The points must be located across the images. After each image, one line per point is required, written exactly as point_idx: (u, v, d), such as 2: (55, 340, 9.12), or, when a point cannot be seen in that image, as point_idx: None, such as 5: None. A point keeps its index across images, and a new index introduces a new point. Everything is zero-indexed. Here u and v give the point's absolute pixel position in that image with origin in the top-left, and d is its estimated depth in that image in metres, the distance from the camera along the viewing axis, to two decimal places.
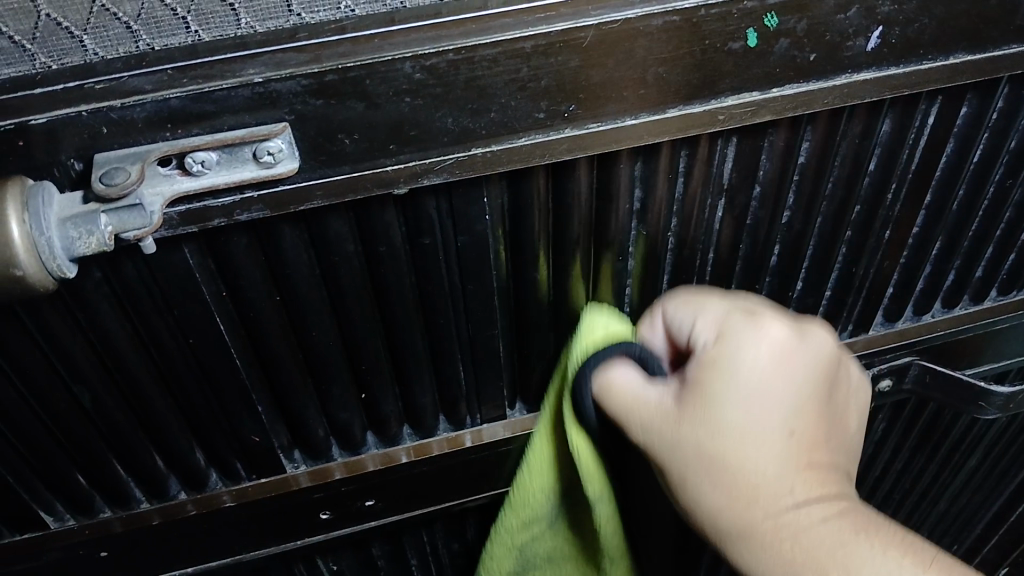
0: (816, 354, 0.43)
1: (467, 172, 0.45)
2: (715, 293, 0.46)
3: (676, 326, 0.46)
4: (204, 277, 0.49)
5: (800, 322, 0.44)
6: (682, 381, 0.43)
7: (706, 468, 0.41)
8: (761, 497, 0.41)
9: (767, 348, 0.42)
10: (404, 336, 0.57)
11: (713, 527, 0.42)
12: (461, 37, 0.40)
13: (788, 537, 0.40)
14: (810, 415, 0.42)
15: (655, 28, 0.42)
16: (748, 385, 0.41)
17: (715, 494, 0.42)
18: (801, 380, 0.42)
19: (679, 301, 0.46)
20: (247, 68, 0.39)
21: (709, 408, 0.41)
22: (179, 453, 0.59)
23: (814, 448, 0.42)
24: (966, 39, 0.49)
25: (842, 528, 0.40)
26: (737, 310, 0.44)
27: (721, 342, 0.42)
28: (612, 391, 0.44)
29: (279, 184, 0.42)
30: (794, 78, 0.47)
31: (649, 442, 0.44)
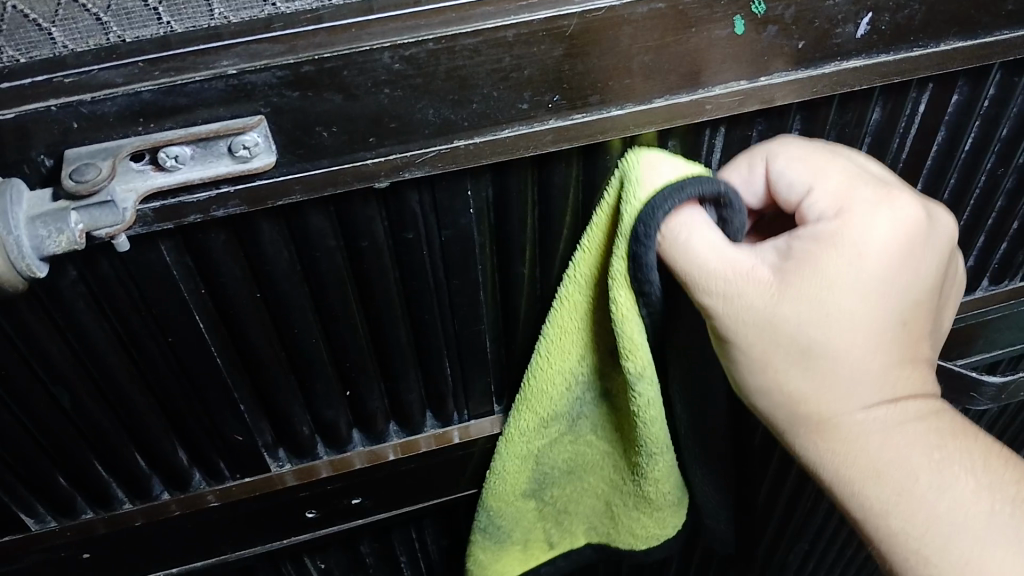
0: (939, 245, 0.43)
1: (449, 164, 0.44)
2: (822, 151, 0.44)
3: (781, 186, 0.44)
4: (182, 274, 0.48)
5: (930, 206, 0.43)
6: (789, 260, 0.41)
7: (798, 343, 0.42)
8: (852, 392, 0.42)
9: (895, 232, 0.41)
10: (389, 331, 0.56)
11: (791, 411, 0.44)
12: (440, 27, 0.39)
13: (876, 434, 0.43)
14: (917, 316, 0.43)
15: (641, 16, 0.41)
16: (864, 256, 0.41)
17: (805, 379, 0.43)
18: (919, 275, 0.42)
19: (786, 156, 0.44)
20: (220, 60, 0.37)
21: (812, 292, 0.41)
22: (162, 452, 0.58)
23: (915, 340, 0.43)
24: (958, 25, 0.48)
25: (929, 436, 0.43)
26: (865, 183, 0.42)
27: (840, 219, 0.41)
28: (692, 253, 0.41)
29: (256, 179, 0.41)
30: (782, 66, 0.46)
31: (723, 317, 0.42)
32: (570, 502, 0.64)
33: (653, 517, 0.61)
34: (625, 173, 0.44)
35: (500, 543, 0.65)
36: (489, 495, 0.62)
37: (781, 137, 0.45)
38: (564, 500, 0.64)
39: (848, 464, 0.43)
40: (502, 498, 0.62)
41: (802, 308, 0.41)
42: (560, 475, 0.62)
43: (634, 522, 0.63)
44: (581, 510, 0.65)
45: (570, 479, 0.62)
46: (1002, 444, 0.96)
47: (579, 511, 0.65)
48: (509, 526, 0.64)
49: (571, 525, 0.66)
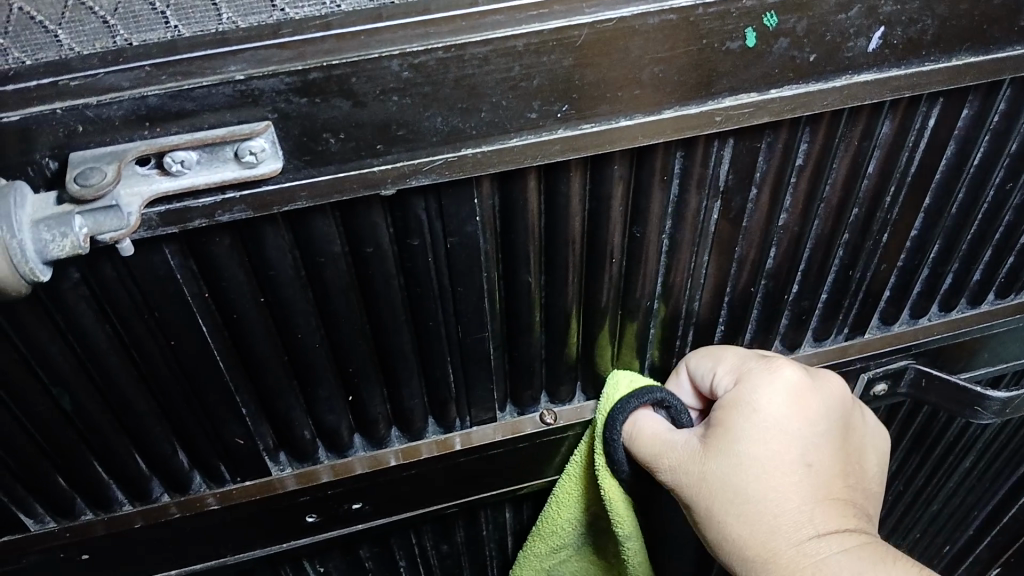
0: (828, 399, 0.57)
1: (456, 172, 0.44)
2: (729, 350, 0.60)
3: (699, 375, 0.60)
4: (185, 278, 0.48)
5: (813, 373, 0.58)
6: (714, 429, 0.55)
7: (729, 500, 0.53)
8: (784, 524, 0.52)
9: (787, 397, 0.55)
10: (393, 338, 0.55)
11: (738, 556, 0.53)
12: (450, 34, 0.38)
13: (808, 563, 0.51)
14: (824, 455, 0.55)
15: (652, 27, 0.41)
16: (762, 408, 0.54)
17: (743, 527, 0.52)
18: (815, 421, 0.55)
19: (698, 357, 0.60)
20: (228, 65, 0.37)
21: (728, 445, 0.53)
22: (163, 455, 0.58)
23: (829, 481, 0.54)
24: (970, 41, 0.48)
25: (854, 563, 0.50)
26: (754, 361, 0.58)
27: (738, 387, 0.56)
28: (645, 438, 0.57)
29: (261, 184, 0.41)
30: (793, 79, 0.46)
31: (677, 486, 0.55)
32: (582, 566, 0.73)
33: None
34: (607, 391, 0.61)
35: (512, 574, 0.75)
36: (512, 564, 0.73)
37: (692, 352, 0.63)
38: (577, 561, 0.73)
39: None
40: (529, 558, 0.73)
41: (726, 468, 0.53)
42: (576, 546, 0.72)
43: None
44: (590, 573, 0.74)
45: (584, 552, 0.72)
46: (1005, 458, 0.95)
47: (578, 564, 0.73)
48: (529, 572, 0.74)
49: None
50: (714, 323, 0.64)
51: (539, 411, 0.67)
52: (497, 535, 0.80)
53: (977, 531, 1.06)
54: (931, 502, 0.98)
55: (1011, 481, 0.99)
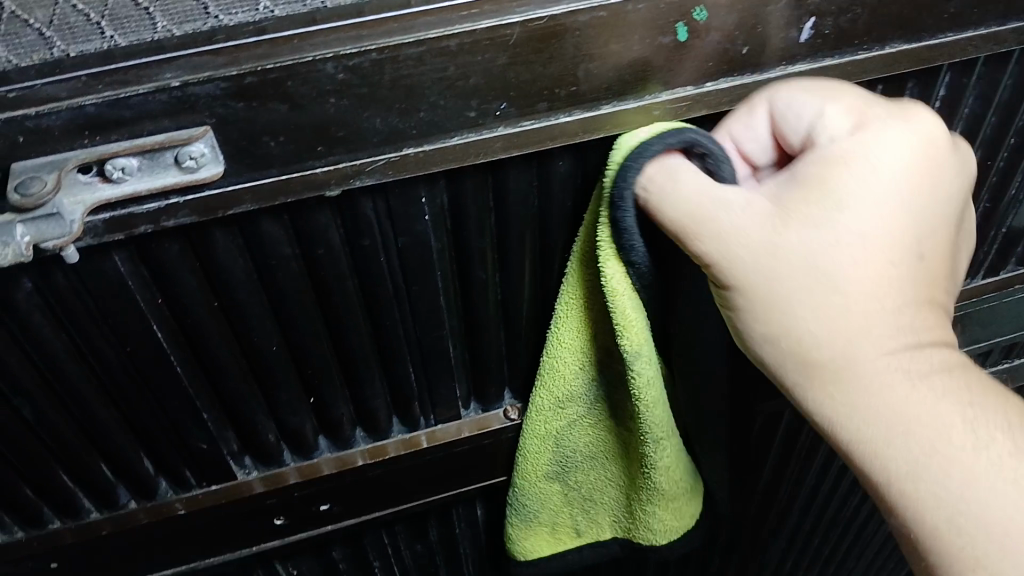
0: (940, 180, 0.44)
1: (400, 172, 0.44)
2: (831, 83, 0.45)
3: (787, 124, 0.45)
4: (138, 285, 0.48)
5: (906, 105, 0.44)
6: (793, 185, 0.44)
7: (809, 275, 0.43)
8: (855, 343, 0.44)
9: (902, 155, 0.43)
10: (351, 338, 0.56)
11: (771, 351, 0.45)
12: (382, 37, 0.39)
13: (881, 399, 0.44)
14: (926, 244, 0.45)
15: (583, 24, 0.42)
16: (863, 166, 0.43)
17: (823, 325, 0.44)
18: (933, 191, 0.44)
19: (790, 89, 0.45)
20: (164, 73, 0.38)
21: (817, 210, 0.43)
22: (127, 461, 0.59)
23: (925, 292, 0.45)
24: (903, 28, 0.49)
25: (935, 389, 0.44)
26: (878, 103, 0.44)
27: (855, 134, 0.43)
28: (676, 199, 0.43)
29: (204, 189, 0.42)
30: (728, 71, 0.47)
31: (719, 265, 0.44)
32: (595, 489, 0.66)
33: (671, 509, 0.62)
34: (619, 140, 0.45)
35: (527, 522, 0.68)
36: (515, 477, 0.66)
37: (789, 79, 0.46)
38: (588, 484, 0.66)
39: (864, 433, 0.44)
40: (527, 476, 0.65)
41: (804, 239, 0.42)
42: (582, 459, 0.64)
43: (652, 519, 0.63)
44: (608, 499, 0.67)
45: (593, 465, 0.65)
46: None
47: (605, 499, 0.67)
48: (535, 505, 0.67)
49: (597, 514, 0.68)
50: None
51: (504, 407, 0.68)
52: (470, 533, 0.81)
53: None
54: None
55: None
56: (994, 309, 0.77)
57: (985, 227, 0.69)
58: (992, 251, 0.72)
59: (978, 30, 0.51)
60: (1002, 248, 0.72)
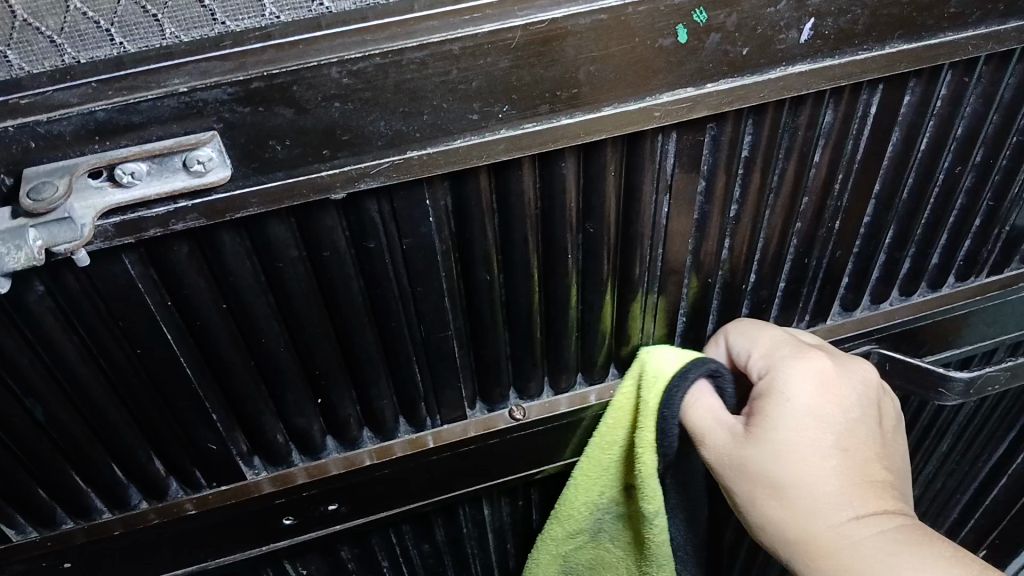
0: (859, 382, 0.54)
1: (403, 175, 0.45)
2: (767, 334, 0.58)
3: (737, 354, 0.59)
4: (147, 287, 0.49)
5: (845, 360, 0.55)
6: (751, 418, 0.52)
7: (766, 489, 0.51)
8: (824, 508, 0.50)
9: (819, 386, 0.52)
10: (357, 340, 0.57)
11: (781, 536, 0.51)
12: (387, 41, 0.40)
13: (851, 544, 0.49)
14: (859, 437, 0.52)
15: (584, 27, 0.42)
16: (796, 398, 0.51)
17: (785, 512, 0.50)
18: (849, 407, 0.53)
19: (738, 337, 0.59)
20: (172, 78, 0.39)
21: (768, 429, 0.51)
22: (137, 462, 0.59)
23: (867, 461, 0.52)
24: (902, 28, 0.49)
25: (892, 543, 0.49)
26: (788, 350, 0.55)
27: (772, 375, 0.53)
28: None
29: (211, 193, 0.42)
30: (727, 73, 0.47)
31: (716, 467, 0.53)
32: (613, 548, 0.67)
33: None
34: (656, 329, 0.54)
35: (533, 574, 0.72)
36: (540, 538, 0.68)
37: (738, 320, 0.61)
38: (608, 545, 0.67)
39: (830, 558, 0.49)
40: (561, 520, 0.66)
41: (766, 456, 0.50)
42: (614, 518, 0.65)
43: None
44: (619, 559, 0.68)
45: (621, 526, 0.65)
46: (982, 439, 0.97)
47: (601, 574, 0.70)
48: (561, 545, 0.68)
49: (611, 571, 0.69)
50: (675, 313, 0.66)
51: (509, 407, 0.68)
52: (477, 533, 0.81)
53: (960, 515, 1.07)
54: None
55: (987, 463, 1.00)
56: (998, 307, 0.77)
57: (989, 226, 0.70)
58: (995, 249, 0.73)
59: (977, 29, 0.51)
60: (1005, 246, 0.73)
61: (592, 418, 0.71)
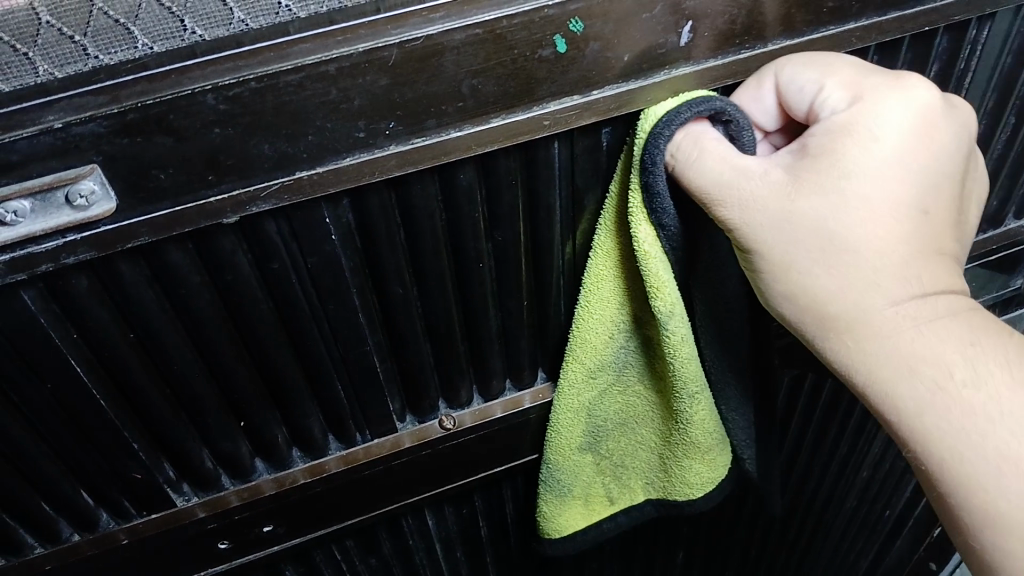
0: (956, 124, 0.48)
1: (295, 195, 0.45)
2: (833, 57, 0.49)
3: (793, 93, 0.48)
4: (51, 322, 0.49)
5: (947, 96, 0.49)
6: (809, 150, 0.46)
7: (820, 241, 0.46)
8: (871, 286, 0.47)
9: (906, 130, 0.46)
10: (274, 360, 0.57)
11: (792, 308, 0.49)
12: (260, 66, 0.40)
13: (905, 330, 0.47)
14: (937, 200, 0.48)
15: (460, 42, 0.43)
16: (869, 155, 0.46)
17: (829, 276, 0.47)
18: (936, 162, 0.47)
19: (795, 62, 0.48)
20: (46, 115, 0.39)
21: (829, 181, 0.45)
22: (63, 496, 0.59)
23: (936, 207, 0.48)
24: (784, 25, 0.50)
25: (943, 330, 0.47)
26: (875, 74, 0.47)
27: (856, 105, 0.46)
28: (705, 155, 0.46)
29: (99, 225, 0.43)
30: (612, 79, 0.48)
31: (742, 228, 0.47)
32: (625, 456, 0.70)
33: (707, 462, 0.64)
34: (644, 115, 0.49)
35: (561, 497, 0.71)
36: (550, 448, 0.69)
37: (788, 54, 0.50)
38: (618, 452, 0.70)
39: (883, 364, 0.48)
40: (560, 450, 0.68)
41: (819, 206, 0.45)
42: (612, 428, 0.67)
43: (688, 474, 0.66)
44: (638, 462, 0.70)
45: (624, 432, 0.68)
46: None
47: (635, 466, 0.71)
48: (568, 480, 0.70)
49: (629, 480, 0.72)
50: None
51: (439, 417, 0.69)
52: (423, 544, 0.82)
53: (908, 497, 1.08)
54: (862, 470, 0.98)
55: None
56: None
57: None
58: None
59: (858, 21, 0.52)
60: None
61: (527, 420, 0.71)
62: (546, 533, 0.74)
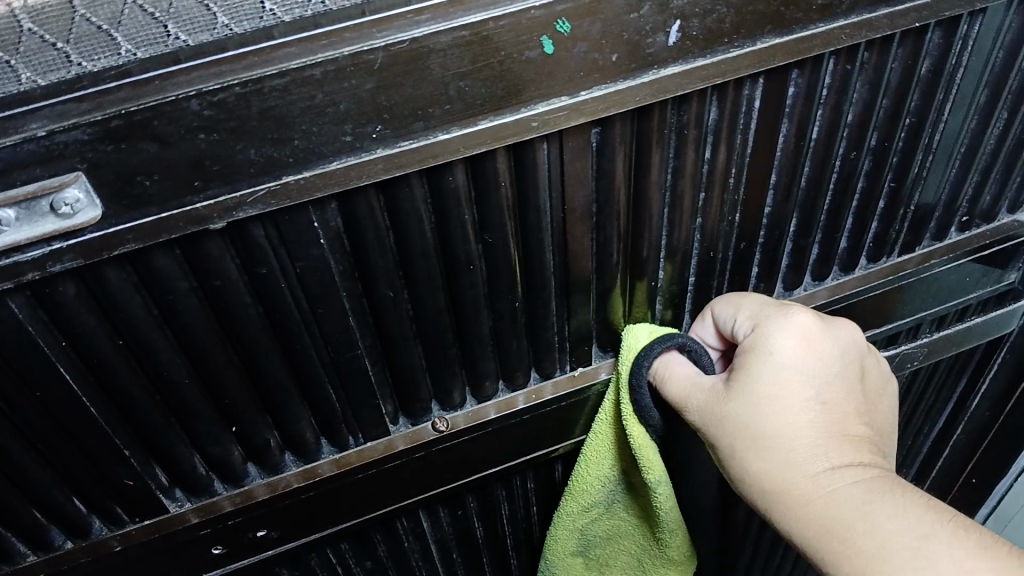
0: (841, 341, 0.59)
1: (283, 200, 0.45)
2: (753, 295, 0.62)
3: (721, 321, 0.63)
4: (38, 329, 0.49)
5: (832, 321, 0.59)
6: (736, 373, 0.57)
7: (749, 441, 0.56)
8: (797, 457, 0.55)
9: (800, 340, 0.57)
10: (264, 365, 0.57)
11: (756, 484, 0.56)
12: (244, 70, 0.40)
13: (822, 493, 0.54)
14: (838, 394, 0.57)
15: (446, 45, 0.43)
16: (783, 367, 0.56)
17: (761, 462, 0.55)
18: (830, 364, 0.57)
19: (722, 303, 0.63)
20: (29, 123, 0.39)
21: (745, 387, 0.56)
22: (54, 503, 0.59)
23: (844, 417, 0.57)
24: (772, 23, 0.50)
25: (863, 491, 0.53)
26: (773, 307, 0.60)
27: (757, 329, 0.59)
28: (673, 383, 0.60)
29: (85, 233, 0.42)
30: (600, 80, 0.48)
31: (705, 427, 0.58)
32: (609, 558, 0.75)
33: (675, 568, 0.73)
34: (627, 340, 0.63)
35: None
36: (548, 547, 0.74)
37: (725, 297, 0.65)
38: (606, 556, 0.75)
39: (805, 526, 0.54)
40: (554, 552, 0.75)
41: (748, 407, 0.55)
42: (598, 539, 0.74)
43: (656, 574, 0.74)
44: (619, 564, 0.75)
45: (610, 541, 0.73)
46: (918, 421, 0.97)
47: (619, 564, 0.75)
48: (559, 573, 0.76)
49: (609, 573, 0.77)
50: (588, 317, 0.67)
51: (432, 420, 0.68)
52: (418, 546, 0.81)
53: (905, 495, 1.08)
54: None
55: (928, 441, 1.01)
56: (912, 285, 0.78)
57: (893, 206, 0.70)
58: (903, 228, 0.74)
59: (847, 19, 0.52)
60: (913, 225, 0.74)
61: (520, 423, 0.71)
62: None
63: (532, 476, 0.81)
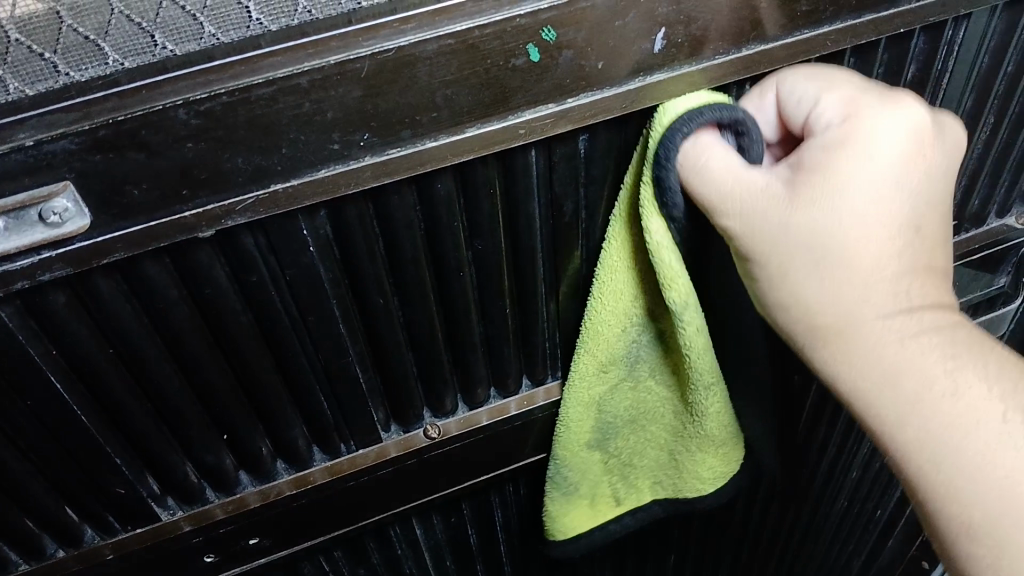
0: (946, 148, 0.48)
1: (270, 208, 0.45)
2: (829, 69, 0.50)
3: (791, 101, 0.50)
4: (28, 338, 0.49)
5: (938, 116, 0.48)
6: (805, 167, 0.46)
7: (818, 249, 0.46)
8: (868, 288, 0.47)
9: (899, 146, 0.46)
10: (255, 371, 0.57)
11: (801, 320, 0.49)
12: (231, 79, 0.40)
13: (889, 343, 0.47)
14: (929, 207, 0.48)
15: (433, 53, 0.43)
16: (870, 174, 0.45)
17: (822, 285, 0.47)
18: (929, 163, 0.47)
19: (794, 74, 0.50)
20: (17, 133, 0.39)
21: (823, 195, 0.45)
22: (46, 512, 0.59)
23: (927, 246, 0.48)
24: (757, 29, 0.50)
25: (945, 348, 0.48)
26: (871, 91, 0.47)
27: (848, 119, 0.46)
28: (710, 174, 0.46)
29: (74, 242, 0.43)
30: (586, 87, 0.48)
31: (740, 235, 0.47)
32: (633, 453, 0.70)
33: (718, 455, 0.66)
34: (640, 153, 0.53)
35: (568, 497, 0.73)
36: (560, 443, 0.69)
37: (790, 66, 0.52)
38: (628, 450, 0.69)
39: (867, 373, 0.48)
40: (569, 448, 0.69)
41: (822, 211, 0.45)
42: (621, 426, 0.67)
43: (697, 467, 0.68)
44: (644, 461, 0.71)
45: (633, 431, 0.68)
46: None
47: (644, 463, 0.71)
48: (575, 479, 0.71)
49: (636, 479, 0.73)
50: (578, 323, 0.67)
51: (424, 426, 0.69)
52: (412, 553, 0.82)
53: None
54: (852, 472, 0.98)
55: None
56: None
57: None
58: None
59: (833, 24, 0.53)
60: None
61: (512, 429, 0.71)
62: (552, 534, 0.76)
63: (525, 482, 0.81)
